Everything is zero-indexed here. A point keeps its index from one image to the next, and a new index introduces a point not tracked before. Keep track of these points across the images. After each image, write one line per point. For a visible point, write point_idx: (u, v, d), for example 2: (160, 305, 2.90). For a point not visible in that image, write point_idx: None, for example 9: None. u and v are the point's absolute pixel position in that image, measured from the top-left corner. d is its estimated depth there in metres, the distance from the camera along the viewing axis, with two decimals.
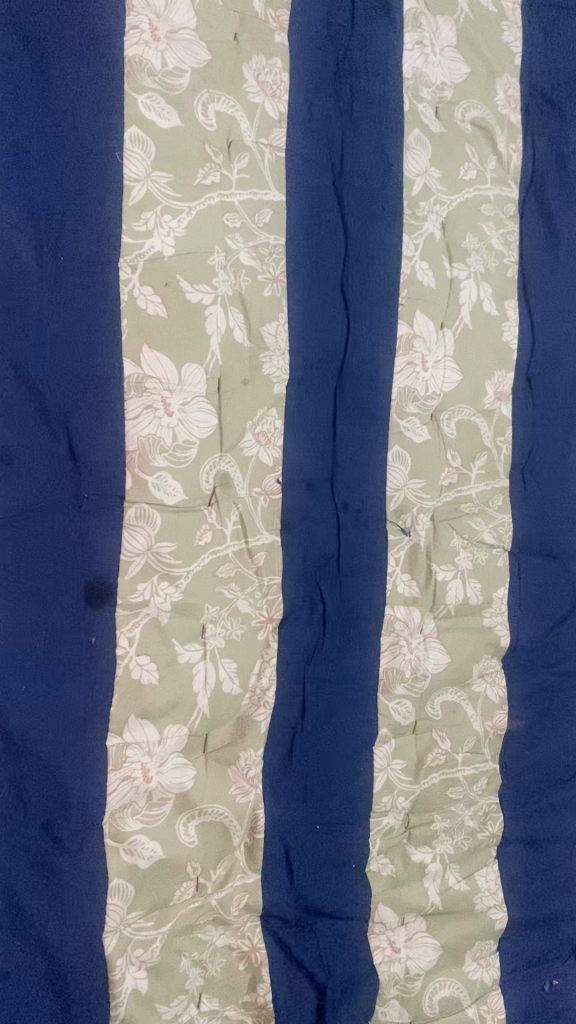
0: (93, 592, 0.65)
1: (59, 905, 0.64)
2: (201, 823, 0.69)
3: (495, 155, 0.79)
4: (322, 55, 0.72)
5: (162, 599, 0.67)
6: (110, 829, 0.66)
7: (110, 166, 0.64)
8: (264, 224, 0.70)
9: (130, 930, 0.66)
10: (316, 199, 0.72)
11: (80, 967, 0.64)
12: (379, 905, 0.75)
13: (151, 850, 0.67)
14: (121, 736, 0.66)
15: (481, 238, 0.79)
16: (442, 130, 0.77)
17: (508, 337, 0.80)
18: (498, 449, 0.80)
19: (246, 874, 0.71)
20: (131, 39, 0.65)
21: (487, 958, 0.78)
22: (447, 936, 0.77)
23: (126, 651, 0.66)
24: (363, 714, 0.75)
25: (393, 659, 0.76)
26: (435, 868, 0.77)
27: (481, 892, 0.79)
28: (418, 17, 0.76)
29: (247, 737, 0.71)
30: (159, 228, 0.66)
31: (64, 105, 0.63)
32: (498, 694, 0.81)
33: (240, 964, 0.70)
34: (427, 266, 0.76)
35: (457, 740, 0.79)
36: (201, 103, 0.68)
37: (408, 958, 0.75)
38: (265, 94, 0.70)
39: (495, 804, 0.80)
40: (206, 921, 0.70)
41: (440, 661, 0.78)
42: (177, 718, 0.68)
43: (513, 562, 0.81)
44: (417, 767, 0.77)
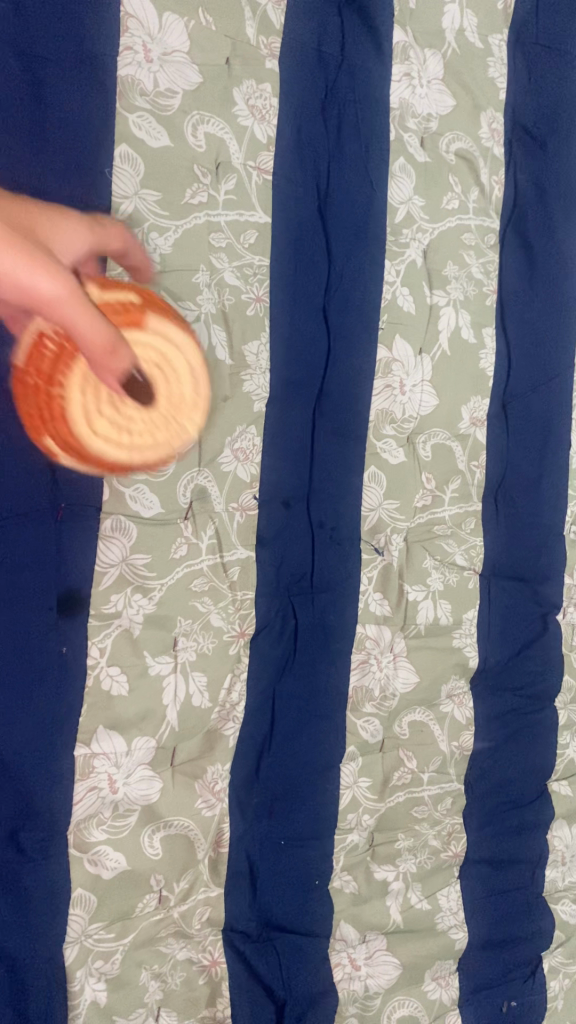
0: (66, 601, 0.65)
1: (21, 916, 0.63)
2: (165, 835, 0.70)
3: (477, 186, 0.81)
4: (310, 83, 0.74)
5: (135, 611, 0.68)
6: (75, 840, 0.66)
7: (100, 182, 0.65)
8: (249, 245, 0.72)
9: (91, 940, 0.66)
10: (301, 222, 0.74)
11: (39, 977, 0.64)
12: (340, 921, 0.75)
13: (115, 861, 0.68)
14: (89, 746, 0.66)
15: (461, 266, 0.81)
16: (426, 159, 0.79)
17: (485, 364, 0.82)
18: (472, 473, 0.82)
19: (209, 888, 0.71)
20: (124, 60, 0.66)
21: (446, 977, 0.78)
22: (407, 954, 0.77)
23: (97, 661, 0.66)
24: (331, 731, 0.75)
25: (362, 677, 0.77)
26: (397, 886, 0.78)
27: (442, 912, 0.79)
28: (406, 49, 0.78)
29: (215, 751, 0.72)
30: (145, 245, 0.67)
31: (55, 118, 0.64)
32: (465, 716, 0.82)
33: (199, 978, 0.70)
34: (408, 292, 0.78)
35: (422, 759, 0.80)
36: (191, 124, 0.69)
37: (368, 975, 0.75)
38: (254, 118, 0.72)
39: (459, 824, 0.81)
40: (168, 934, 0.69)
41: (409, 681, 0.79)
42: (145, 729, 0.69)
43: (483, 585, 0.82)
44: (382, 784, 0.78)
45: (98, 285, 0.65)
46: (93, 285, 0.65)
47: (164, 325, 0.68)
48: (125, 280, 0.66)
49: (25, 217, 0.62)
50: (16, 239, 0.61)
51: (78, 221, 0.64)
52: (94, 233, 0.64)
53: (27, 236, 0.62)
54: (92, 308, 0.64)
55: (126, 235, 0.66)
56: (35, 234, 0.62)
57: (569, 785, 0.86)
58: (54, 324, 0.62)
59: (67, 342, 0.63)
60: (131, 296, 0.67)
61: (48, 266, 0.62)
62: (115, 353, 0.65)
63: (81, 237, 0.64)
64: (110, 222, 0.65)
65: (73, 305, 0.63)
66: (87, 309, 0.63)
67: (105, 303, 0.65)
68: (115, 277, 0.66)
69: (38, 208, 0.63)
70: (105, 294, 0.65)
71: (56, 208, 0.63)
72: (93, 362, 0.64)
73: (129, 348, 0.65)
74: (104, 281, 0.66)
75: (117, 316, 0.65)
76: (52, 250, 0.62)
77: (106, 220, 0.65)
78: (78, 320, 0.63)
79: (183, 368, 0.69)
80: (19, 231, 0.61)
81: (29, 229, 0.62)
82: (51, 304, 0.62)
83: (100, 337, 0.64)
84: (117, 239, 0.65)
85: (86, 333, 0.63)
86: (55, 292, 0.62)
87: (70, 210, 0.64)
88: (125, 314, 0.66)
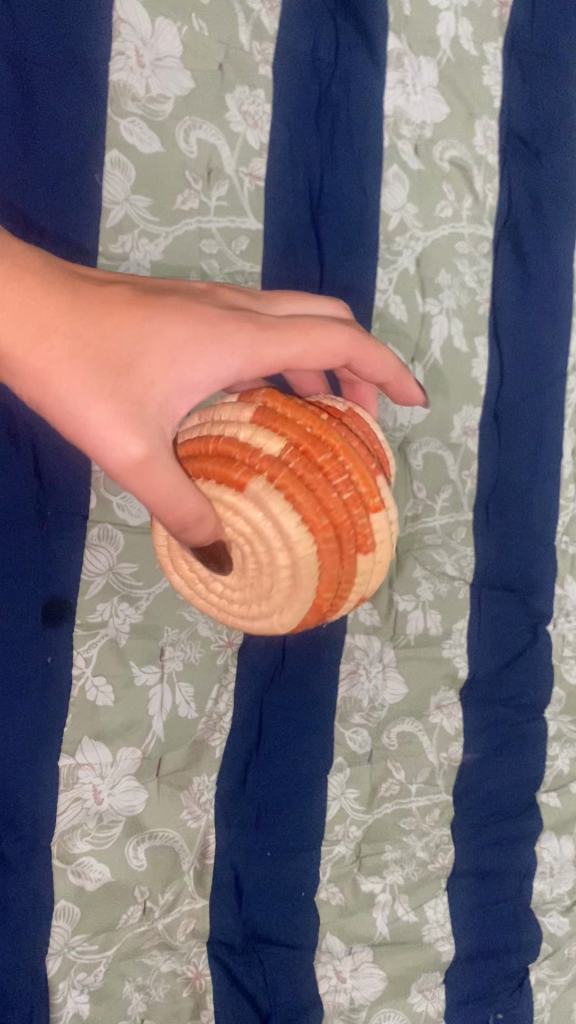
0: (53, 608, 0.65)
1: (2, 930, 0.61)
2: (150, 846, 0.69)
3: (470, 194, 0.81)
4: (304, 89, 0.73)
5: (121, 620, 0.68)
6: (58, 851, 0.65)
7: (91, 187, 0.65)
8: (241, 251, 0.72)
9: (74, 952, 0.65)
10: (293, 229, 0.73)
11: (20, 991, 0.62)
12: (326, 934, 0.73)
13: (99, 873, 0.67)
14: (74, 756, 0.66)
15: (454, 275, 0.81)
16: (420, 167, 0.79)
17: (477, 373, 0.82)
18: (463, 482, 0.82)
19: (194, 899, 0.70)
20: (116, 64, 0.66)
21: (432, 990, 0.76)
22: (394, 967, 0.75)
23: (82, 671, 0.66)
24: (319, 740, 0.75)
25: (351, 687, 0.78)
26: (384, 898, 0.76)
27: (429, 924, 0.77)
28: (401, 56, 0.77)
29: (201, 761, 0.72)
30: (135, 251, 0.67)
31: (45, 123, 0.63)
32: (454, 727, 0.81)
33: (184, 990, 0.68)
34: (400, 300, 0.79)
35: (410, 770, 0.79)
36: (183, 129, 0.69)
37: (353, 988, 0.73)
38: (247, 124, 0.71)
39: (447, 836, 0.80)
40: (152, 945, 0.68)
41: (397, 693, 0.79)
42: (131, 740, 0.69)
43: (474, 594, 0.82)
44: (370, 795, 0.77)
45: (267, 458, 0.51)
46: (248, 429, 0.52)
47: (373, 497, 0.52)
48: (331, 428, 0.52)
49: (154, 337, 0.47)
50: (153, 354, 0.47)
51: (245, 333, 0.49)
52: (325, 345, 0.52)
53: (141, 399, 0.46)
54: (275, 498, 0.50)
55: (372, 345, 0.55)
56: (142, 393, 0.46)
57: (558, 796, 0.85)
58: (206, 533, 0.49)
59: (199, 543, 0.49)
60: (324, 412, 0.54)
61: (162, 438, 0.46)
62: (309, 526, 0.50)
63: (244, 362, 0.48)
64: (341, 332, 0.52)
65: (192, 497, 0.47)
66: (263, 493, 0.50)
67: (285, 463, 0.51)
68: (296, 413, 0.52)
69: (185, 334, 0.48)
70: (289, 449, 0.51)
71: (205, 327, 0.48)
72: (240, 535, 0.52)
73: (339, 497, 0.51)
74: (274, 414, 0.52)
75: (312, 484, 0.51)
76: (151, 468, 0.46)
77: (317, 327, 0.51)
78: (200, 520, 0.48)
79: (376, 535, 0.52)
80: (125, 372, 0.46)
81: (173, 367, 0.47)
82: (212, 467, 0.51)
83: (291, 502, 0.50)
84: (365, 356, 0.54)
85: (242, 501, 0.51)
86: (176, 487, 0.46)
87: (230, 317, 0.49)
88: (324, 464, 0.51)
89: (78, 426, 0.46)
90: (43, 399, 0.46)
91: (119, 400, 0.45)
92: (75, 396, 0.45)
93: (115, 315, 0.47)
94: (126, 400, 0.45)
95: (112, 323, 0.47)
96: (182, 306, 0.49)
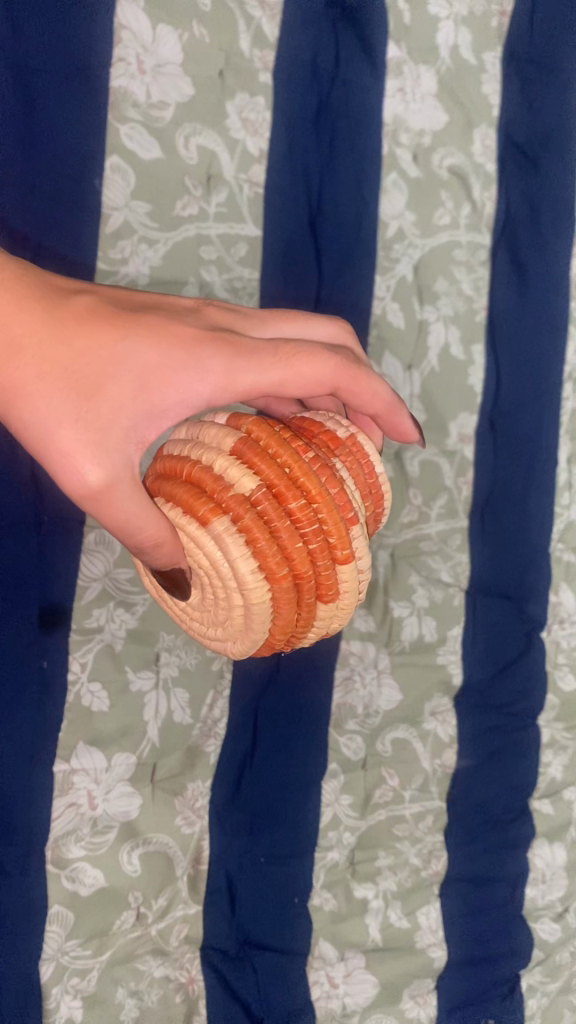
0: (48, 614, 0.65)
1: None
2: (144, 851, 0.69)
3: (468, 202, 0.81)
4: (304, 97, 0.74)
5: (117, 626, 0.69)
6: (53, 855, 0.65)
7: (91, 193, 0.65)
8: (239, 258, 0.72)
9: (67, 958, 0.65)
10: (292, 235, 0.74)
11: (12, 994, 0.62)
12: (319, 939, 0.73)
13: (93, 878, 0.67)
14: (69, 762, 0.66)
15: (451, 283, 0.81)
16: (418, 175, 0.79)
17: (474, 382, 0.82)
18: (459, 488, 0.83)
19: (188, 904, 0.70)
20: (117, 71, 0.66)
21: (424, 996, 0.75)
22: (387, 973, 0.74)
23: (78, 676, 0.67)
24: (313, 747, 0.76)
25: (346, 695, 0.78)
26: (377, 904, 0.76)
27: (422, 930, 0.77)
28: (401, 64, 0.78)
29: (196, 766, 0.72)
30: (135, 256, 0.68)
31: (46, 129, 0.64)
32: (448, 733, 0.81)
33: (177, 995, 0.68)
34: (398, 308, 0.79)
35: (404, 777, 0.79)
36: (184, 135, 0.69)
37: (345, 995, 0.73)
38: (247, 131, 0.72)
39: (440, 842, 0.80)
40: (145, 951, 0.68)
41: (391, 700, 0.80)
42: (126, 745, 0.69)
43: (468, 601, 0.83)
44: (364, 802, 0.77)
45: (236, 498, 0.50)
46: (224, 461, 0.51)
47: (343, 548, 0.51)
48: (312, 471, 0.51)
49: (124, 366, 0.50)
50: (121, 381, 0.49)
51: (219, 364, 0.52)
52: (305, 373, 0.53)
53: (104, 427, 0.48)
54: (236, 539, 0.50)
55: (359, 375, 0.55)
56: (106, 420, 0.48)
57: (550, 804, 0.83)
58: (163, 557, 0.51)
59: (158, 566, 0.51)
60: (308, 452, 0.52)
61: (122, 466, 0.49)
62: (265, 570, 0.50)
63: (213, 389, 0.51)
64: (325, 362, 0.53)
65: (152, 521, 0.49)
66: (226, 535, 0.50)
67: (253, 501, 0.50)
68: (278, 452, 0.51)
69: (155, 362, 0.50)
70: (262, 489, 0.50)
71: (177, 355, 0.51)
72: (200, 566, 0.52)
73: (305, 547, 0.51)
74: (252, 450, 0.51)
75: (277, 531, 0.50)
76: (109, 493, 0.49)
77: (299, 355, 0.53)
78: (159, 546, 0.50)
79: (339, 582, 0.52)
80: (91, 398, 0.49)
81: (139, 396, 0.50)
82: (182, 493, 0.52)
83: (250, 547, 0.50)
84: (353, 385, 0.55)
85: (206, 536, 0.51)
86: (134, 513, 0.49)
87: (206, 347, 0.52)
88: (294, 510, 0.50)
89: (46, 448, 0.49)
90: (18, 419, 0.50)
91: (83, 427, 0.48)
92: (43, 419, 0.49)
93: (91, 343, 0.50)
94: (88, 427, 0.48)
95: (85, 349, 0.50)
96: (159, 333, 0.52)
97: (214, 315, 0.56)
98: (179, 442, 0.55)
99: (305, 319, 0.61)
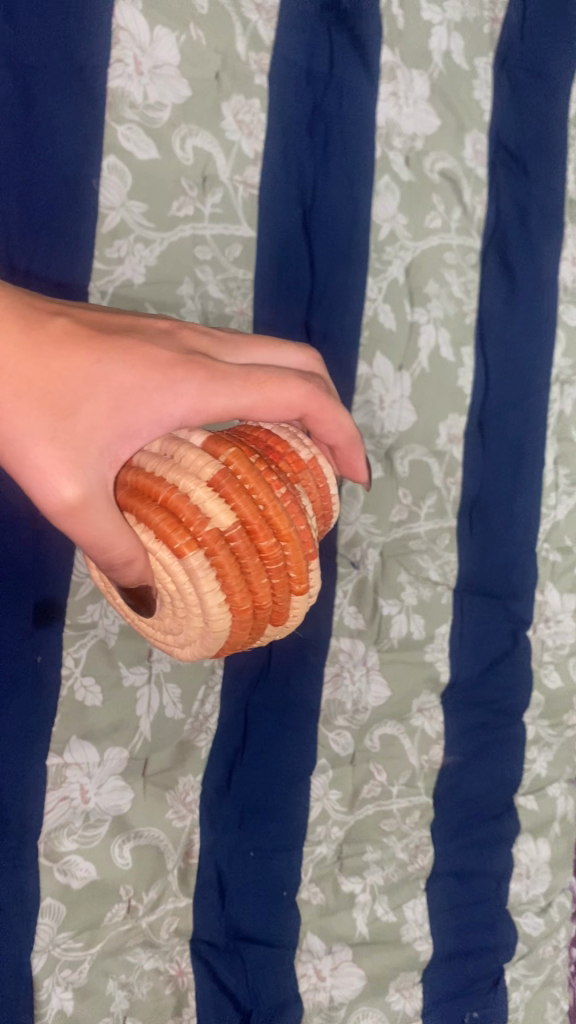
0: (42, 610, 0.66)
1: None
2: (136, 846, 0.70)
3: (459, 206, 0.83)
4: (299, 99, 0.74)
5: (110, 621, 0.70)
6: (46, 848, 0.66)
7: (89, 192, 0.66)
8: (234, 258, 0.73)
9: (59, 949, 0.65)
10: (285, 236, 0.74)
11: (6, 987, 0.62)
12: (307, 933, 0.74)
13: (85, 870, 0.67)
14: (62, 756, 0.67)
15: (442, 285, 0.82)
16: (411, 178, 0.80)
17: (463, 383, 0.84)
18: (448, 489, 0.84)
19: (178, 898, 0.71)
20: (114, 72, 0.66)
21: (410, 988, 0.77)
22: (373, 966, 0.76)
23: (71, 670, 0.68)
24: (303, 743, 0.77)
25: (335, 689, 0.79)
26: (364, 898, 0.77)
27: (408, 924, 0.78)
28: (394, 68, 0.79)
29: (187, 761, 0.73)
30: (130, 256, 0.68)
31: (43, 129, 0.64)
32: (435, 729, 0.83)
33: (166, 987, 0.69)
34: (389, 309, 0.80)
35: (391, 772, 0.81)
36: (180, 137, 0.70)
37: (333, 987, 0.74)
38: (242, 133, 0.72)
39: (427, 836, 0.81)
40: (136, 943, 0.69)
41: (380, 696, 0.81)
42: (118, 740, 0.70)
43: (456, 599, 0.84)
44: (352, 797, 0.78)
45: (212, 533, 0.49)
46: (202, 492, 0.49)
47: (300, 582, 0.53)
48: (283, 510, 0.51)
49: (99, 386, 0.48)
50: (98, 400, 0.48)
51: (194, 382, 0.50)
52: (278, 399, 0.53)
53: (80, 444, 0.47)
54: (207, 573, 0.50)
55: (327, 402, 0.55)
56: (81, 438, 0.47)
57: (535, 800, 0.86)
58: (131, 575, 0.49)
59: (126, 582, 0.50)
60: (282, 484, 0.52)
61: (97, 483, 0.47)
62: (230, 602, 0.51)
63: (187, 409, 0.50)
64: (297, 388, 0.53)
65: (125, 542, 0.48)
66: (199, 570, 0.49)
67: (228, 538, 0.50)
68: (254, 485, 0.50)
69: (132, 381, 0.49)
70: (237, 526, 0.50)
71: (155, 376, 0.49)
72: (167, 585, 0.52)
73: (267, 583, 0.52)
74: (230, 483, 0.50)
75: (245, 566, 0.50)
76: (84, 511, 0.47)
77: (273, 382, 0.52)
78: (130, 563, 0.49)
79: (290, 610, 0.54)
80: (67, 417, 0.47)
81: (115, 416, 0.48)
82: (157, 520, 0.50)
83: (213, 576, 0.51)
84: (321, 413, 0.55)
85: (177, 564, 0.50)
86: (109, 531, 0.47)
87: (184, 364, 0.50)
88: (263, 549, 0.50)
89: (17, 464, 0.47)
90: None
91: (59, 444, 0.47)
92: (18, 434, 0.47)
93: (64, 358, 0.49)
94: (64, 445, 0.47)
95: (61, 366, 0.48)
96: (136, 353, 0.50)
97: (192, 333, 0.54)
98: (153, 457, 0.51)
99: (281, 343, 0.58)
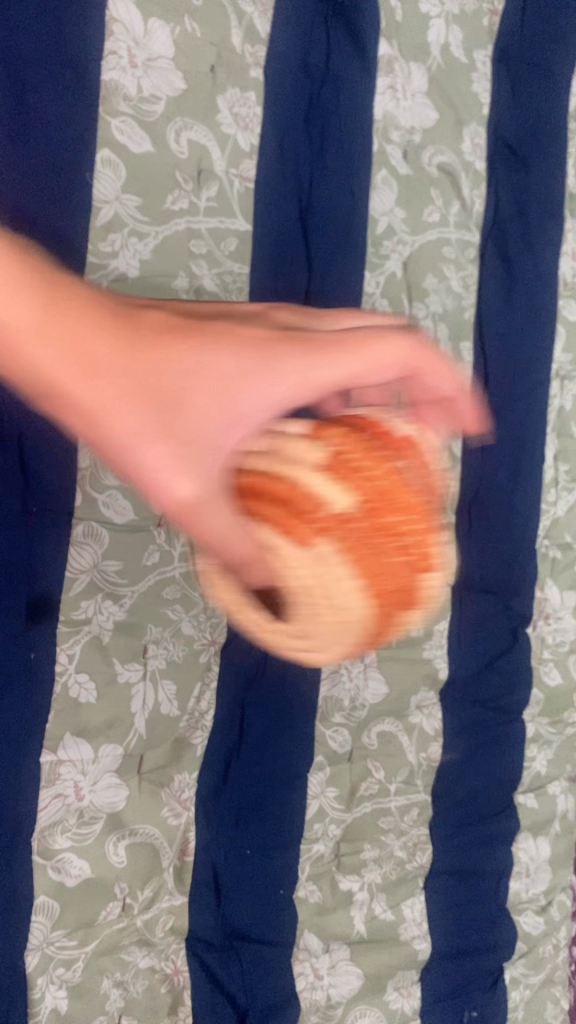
0: (36, 607, 0.64)
1: None
2: (130, 843, 0.69)
3: (458, 200, 0.82)
4: (296, 92, 0.74)
5: (105, 618, 0.68)
6: (39, 846, 0.65)
7: (82, 185, 0.65)
8: (230, 252, 0.72)
9: (53, 948, 0.65)
10: (281, 230, 0.74)
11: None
12: (304, 931, 0.74)
13: (79, 868, 0.67)
14: (55, 754, 0.66)
15: (440, 279, 0.82)
16: (408, 172, 0.80)
17: (463, 378, 0.82)
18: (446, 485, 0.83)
19: (173, 896, 0.71)
20: (108, 64, 0.66)
21: (408, 987, 0.77)
22: (371, 964, 0.76)
23: (65, 668, 0.66)
24: (300, 740, 0.76)
25: (332, 687, 0.78)
26: (362, 896, 0.77)
27: (406, 922, 0.78)
28: (392, 62, 0.78)
29: (183, 759, 0.72)
30: (125, 250, 0.68)
31: (36, 121, 0.63)
32: (434, 727, 0.82)
33: (162, 986, 0.69)
34: (387, 303, 0.79)
35: (389, 770, 0.80)
36: (174, 130, 0.69)
37: (330, 985, 0.74)
38: (237, 126, 0.72)
39: (425, 835, 0.81)
40: (131, 942, 0.69)
41: (378, 693, 0.80)
42: (113, 738, 0.68)
43: (454, 596, 0.83)
44: (349, 794, 0.78)
45: (326, 514, 0.45)
46: (310, 472, 0.46)
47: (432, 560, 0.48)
48: (405, 480, 0.47)
49: (124, 359, 0.46)
50: (146, 342, 0.47)
51: (196, 343, 0.48)
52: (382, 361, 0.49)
53: (155, 392, 0.46)
54: (334, 558, 0.45)
55: (432, 356, 0.52)
56: (150, 380, 0.46)
57: (535, 797, 0.86)
58: (300, 587, 0.47)
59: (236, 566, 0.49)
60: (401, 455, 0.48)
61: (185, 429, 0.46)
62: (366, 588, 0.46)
63: (269, 377, 0.47)
64: (399, 345, 0.49)
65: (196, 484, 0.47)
66: (335, 557, 0.45)
67: (354, 517, 0.45)
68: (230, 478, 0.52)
69: (166, 323, 0.48)
70: (366, 505, 0.45)
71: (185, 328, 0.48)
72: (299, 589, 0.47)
73: (397, 563, 0.46)
74: (340, 457, 0.46)
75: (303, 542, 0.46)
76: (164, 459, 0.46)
77: (364, 342, 0.49)
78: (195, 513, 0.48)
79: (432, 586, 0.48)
80: (140, 359, 0.46)
81: (170, 361, 0.47)
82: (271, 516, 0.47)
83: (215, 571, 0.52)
84: (427, 368, 0.52)
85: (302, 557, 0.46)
86: (196, 474, 0.47)
87: (366, 341, 0.49)
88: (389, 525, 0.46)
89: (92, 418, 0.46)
90: (122, 433, 0.46)
91: (128, 384, 0.45)
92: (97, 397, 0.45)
93: (140, 347, 0.47)
94: (135, 382, 0.46)
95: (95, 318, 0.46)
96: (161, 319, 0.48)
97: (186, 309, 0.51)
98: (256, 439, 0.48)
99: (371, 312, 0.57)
